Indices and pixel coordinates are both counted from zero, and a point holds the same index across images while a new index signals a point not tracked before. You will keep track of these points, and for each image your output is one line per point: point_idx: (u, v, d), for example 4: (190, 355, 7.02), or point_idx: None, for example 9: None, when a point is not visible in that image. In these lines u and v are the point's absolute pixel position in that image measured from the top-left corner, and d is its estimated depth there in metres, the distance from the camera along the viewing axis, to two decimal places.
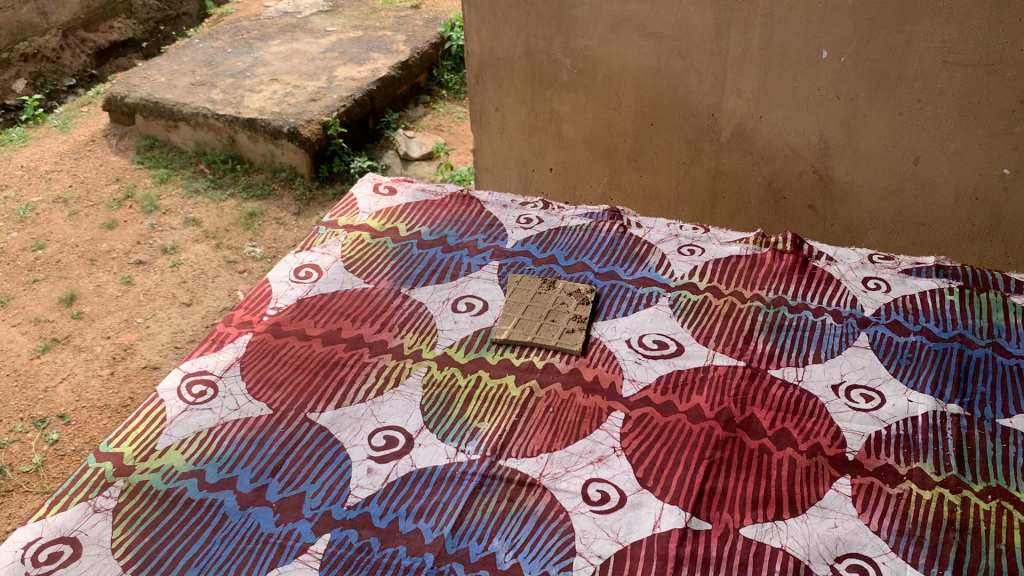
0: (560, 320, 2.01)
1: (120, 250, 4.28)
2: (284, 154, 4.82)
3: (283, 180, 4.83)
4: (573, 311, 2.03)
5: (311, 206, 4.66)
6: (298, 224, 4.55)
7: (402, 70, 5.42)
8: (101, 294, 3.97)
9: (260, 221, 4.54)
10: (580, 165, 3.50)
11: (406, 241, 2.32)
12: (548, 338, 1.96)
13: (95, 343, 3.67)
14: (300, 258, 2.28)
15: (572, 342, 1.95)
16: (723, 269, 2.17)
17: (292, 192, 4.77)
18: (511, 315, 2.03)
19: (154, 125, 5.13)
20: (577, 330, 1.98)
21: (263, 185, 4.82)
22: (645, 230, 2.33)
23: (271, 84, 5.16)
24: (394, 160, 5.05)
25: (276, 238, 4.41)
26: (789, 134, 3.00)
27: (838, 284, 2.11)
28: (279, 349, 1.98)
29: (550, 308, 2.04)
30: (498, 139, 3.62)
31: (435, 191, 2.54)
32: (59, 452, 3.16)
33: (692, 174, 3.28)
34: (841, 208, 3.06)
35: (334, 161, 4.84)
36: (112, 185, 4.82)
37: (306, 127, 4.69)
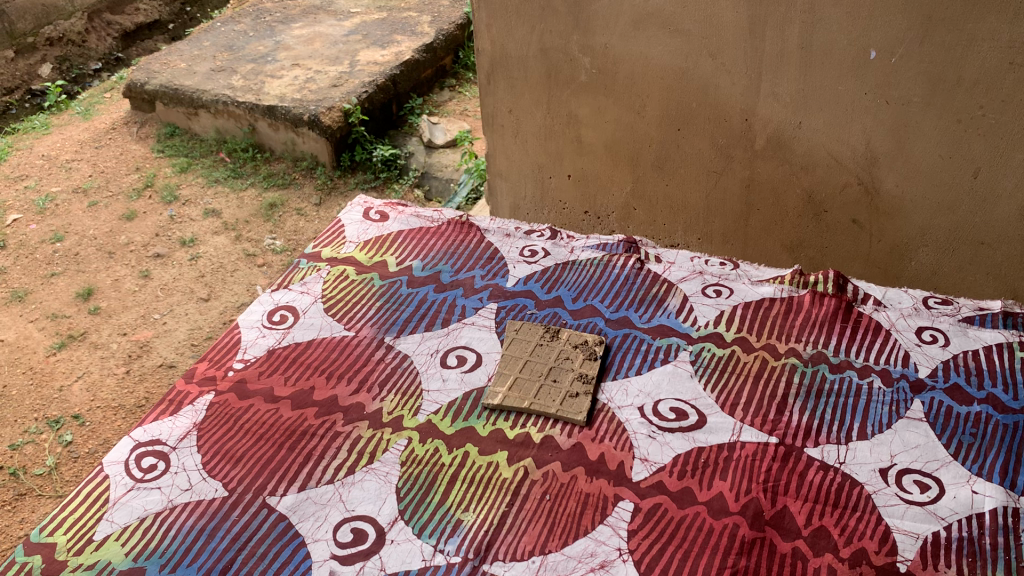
0: (563, 381, 1.74)
1: (138, 243, 4.08)
2: (305, 143, 4.58)
3: (304, 170, 4.60)
4: (578, 368, 1.77)
5: (333, 196, 4.43)
6: (320, 214, 4.32)
7: (426, 53, 5.11)
8: (118, 289, 3.78)
9: (280, 213, 4.31)
10: (601, 171, 3.21)
11: (395, 278, 2.07)
12: (547, 404, 1.69)
13: (111, 340, 3.49)
14: (275, 298, 2.03)
15: (576, 408, 1.68)
16: (755, 316, 1.89)
17: (313, 181, 4.54)
18: (507, 372, 1.77)
19: (175, 112, 4.90)
20: (583, 393, 1.71)
21: (284, 174, 4.59)
22: (665, 266, 2.05)
23: (292, 70, 4.91)
24: (418, 147, 4.70)
25: (297, 230, 4.18)
26: (831, 142, 2.69)
27: (888, 335, 1.82)
28: (242, 414, 1.74)
29: (552, 365, 1.78)
30: (512, 145, 3.34)
31: (430, 217, 2.28)
32: (73, 454, 3.02)
33: (723, 184, 2.98)
34: (889, 224, 2.75)
35: (357, 149, 4.59)
36: (132, 174, 4.61)
37: (327, 114, 4.45)
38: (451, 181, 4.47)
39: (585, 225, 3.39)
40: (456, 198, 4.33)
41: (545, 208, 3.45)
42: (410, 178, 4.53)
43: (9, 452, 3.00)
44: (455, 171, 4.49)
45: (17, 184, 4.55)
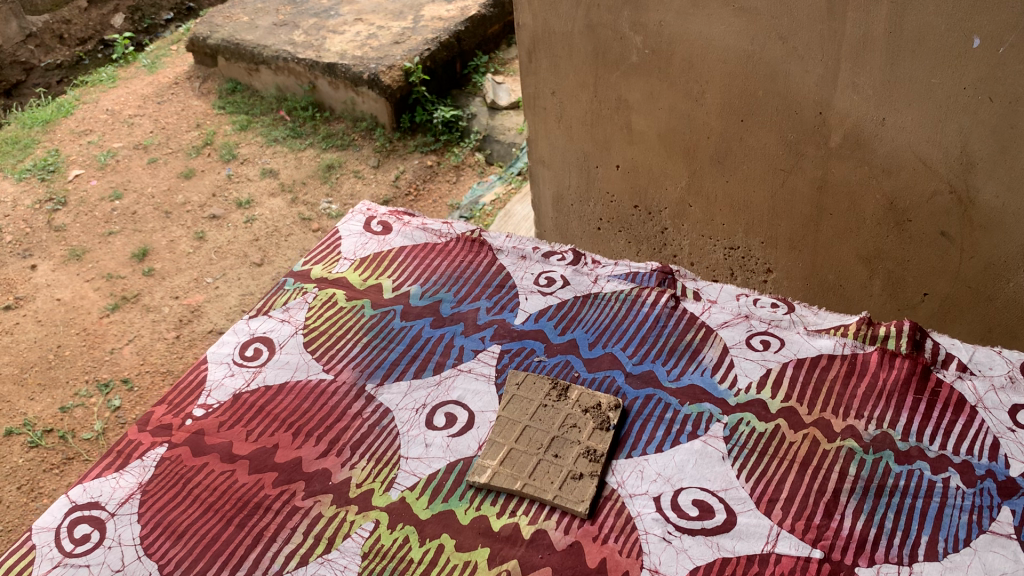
0: (566, 457, 1.45)
1: (195, 203, 3.88)
2: (364, 103, 4.24)
3: (363, 131, 4.26)
4: (584, 441, 1.47)
5: (392, 159, 4.12)
6: (377, 178, 4.03)
7: (496, 6, 4.62)
8: (173, 251, 3.61)
9: (337, 174, 4.03)
10: (651, 163, 2.78)
11: (389, 307, 1.80)
12: (544, 488, 1.41)
13: (163, 303, 3.32)
14: (251, 327, 1.79)
15: (577, 494, 1.39)
16: (808, 380, 1.56)
17: (372, 143, 4.21)
18: (501, 442, 1.49)
19: (236, 67, 4.62)
20: (587, 476, 1.42)
21: (343, 134, 4.27)
22: (704, 306, 1.73)
23: (354, 24, 4.53)
24: (481, 109, 4.30)
25: (353, 194, 3.90)
26: (920, 144, 2.21)
27: (973, 415, 1.47)
28: (193, 476, 1.51)
29: (554, 435, 1.49)
30: (556, 131, 2.93)
31: (438, 231, 2.00)
32: (121, 420, 2.88)
33: (791, 185, 2.52)
34: (984, 239, 2.28)
35: (417, 110, 4.22)
36: (192, 131, 4.39)
37: (387, 73, 4.08)
38: (513, 146, 4.10)
39: (635, 220, 2.97)
40: (518, 163, 4.00)
41: (591, 198, 3.04)
42: (472, 141, 4.19)
43: (60, 414, 2.90)
44: (518, 135, 4.11)
45: (80, 139, 4.35)
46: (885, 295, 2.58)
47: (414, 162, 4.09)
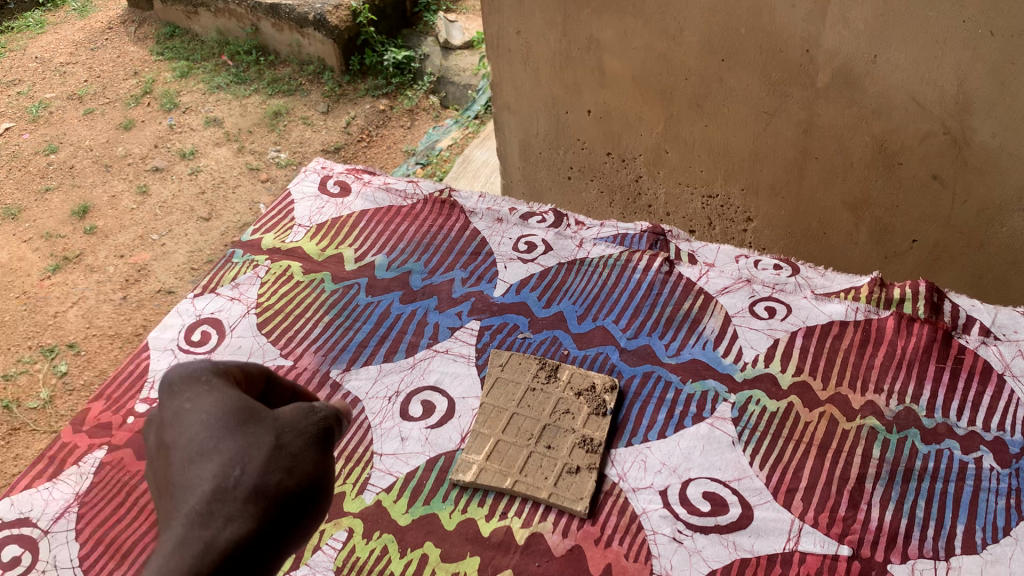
0: (560, 449, 1.30)
1: (137, 155, 3.59)
2: (311, 45, 3.97)
3: (311, 75, 4.01)
4: (580, 428, 1.32)
5: (342, 104, 3.87)
6: (328, 124, 3.78)
7: None
8: (116, 206, 3.33)
9: (286, 122, 3.77)
10: (625, 107, 2.40)
11: (353, 281, 1.62)
12: (537, 485, 1.26)
13: (107, 263, 3.07)
14: (198, 307, 1.60)
15: (575, 491, 1.25)
16: (820, 350, 1.42)
17: (320, 87, 3.96)
18: (487, 434, 1.33)
19: (173, 11, 4.29)
20: (585, 469, 1.27)
21: (289, 79, 4.00)
22: (701, 269, 1.58)
23: None
24: (434, 49, 4.04)
25: (303, 142, 3.66)
26: (915, 82, 1.89)
27: (1002, 385, 1.34)
28: (138, 485, 1.33)
29: (546, 423, 1.33)
30: (522, 74, 2.51)
31: (402, 191, 1.81)
32: (68, 386, 2.66)
33: (775, 128, 2.18)
34: (978, 182, 1.98)
35: (366, 52, 3.98)
36: (130, 79, 4.06)
37: (334, 13, 3.82)
38: (469, 88, 3.86)
39: (608, 168, 2.61)
40: (473, 106, 3.77)
41: (561, 146, 2.65)
42: (425, 83, 3.96)
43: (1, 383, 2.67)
44: (473, 76, 3.87)
45: (9, 90, 4.02)
46: (872, 243, 2.26)
47: (365, 107, 3.86)
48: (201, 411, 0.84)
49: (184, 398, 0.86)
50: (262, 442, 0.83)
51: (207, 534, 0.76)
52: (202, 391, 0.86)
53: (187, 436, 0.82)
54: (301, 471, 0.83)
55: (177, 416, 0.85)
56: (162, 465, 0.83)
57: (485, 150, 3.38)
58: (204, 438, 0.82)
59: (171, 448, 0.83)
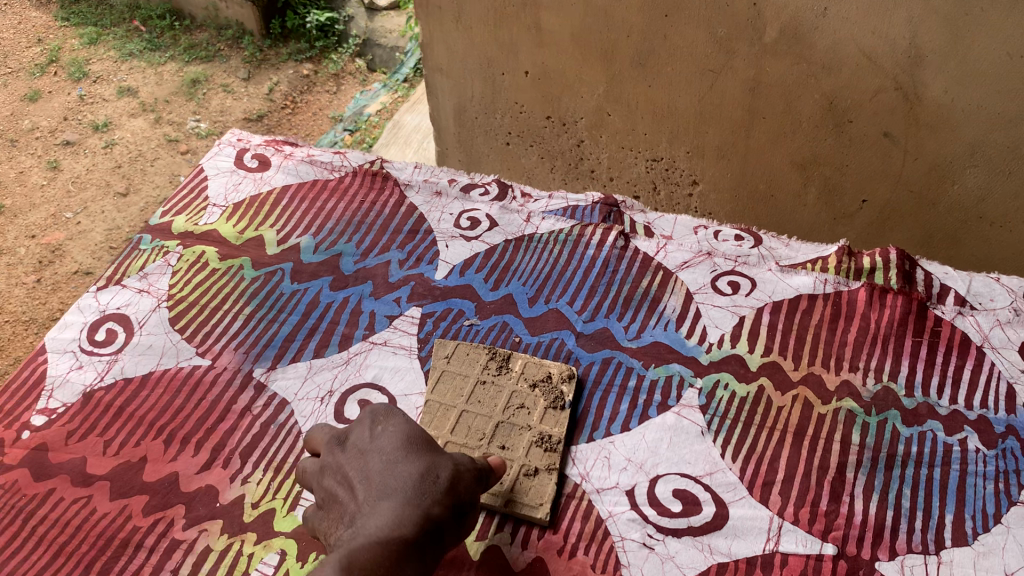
0: (516, 449, 1.17)
1: (44, 128, 3.32)
2: (229, 7, 3.74)
3: (229, 39, 3.77)
4: (536, 425, 1.20)
5: (263, 69, 3.65)
6: (250, 91, 3.55)
7: None
8: (23, 183, 3.07)
9: (204, 90, 3.53)
10: (563, 65, 2.17)
11: (276, 266, 1.46)
12: (491, 493, 1.13)
13: (17, 244, 2.83)
14: (101, 302, 1.42)
15: (534, 495, 1.13)
16: (790, 327, 1.32)
17: (239, 53, 3.71)
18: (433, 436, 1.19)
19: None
20: (543, 471, 1.15)
21: (207, 44, 3.74)
22: (659, 242, 1.47)
23: None
24: (358, 10, 3.81)
25: (224, 110, 3.44)
26: (864, 34, 1.71)
27: (982, 359, 1.26)
28: (37, 510, 1.16)
29: (499, 421, 1.20)
30: (454, 34, 2.26)
31: (328, 164, 1.65)
32: None
33: (721, 87, 1.98)
34: (929, 139, 1.82)
35: (288, 14, 3.77)
36: (33, 48, 3.71)
37: None
38: (397, 50, 3.69)
39: (548, 132, 2.38)
40: (403, 69, 3.60)
41: (497, 110, 2.41)
42: (350, 46, 3.74)
43: None
44: (401, 38, 3.70)
45: None
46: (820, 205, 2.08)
47: (288, 72, 3.64)
48: (400, 431, 1.04)
49: (381, 419, 1.06)
50: (448, 460, 1.03)
51: (416, 513, 0.94)
52: (398, 416, 1.07)
53: (390, 444, 1.02)
54: (470, 487, 1.03)
55: (379, 432, 1.05)
56: (362, 463, 1.02)
57: (417, 115, 3.19)
58: (407, 447, 1.02)
59: (374, 454, 1.02)
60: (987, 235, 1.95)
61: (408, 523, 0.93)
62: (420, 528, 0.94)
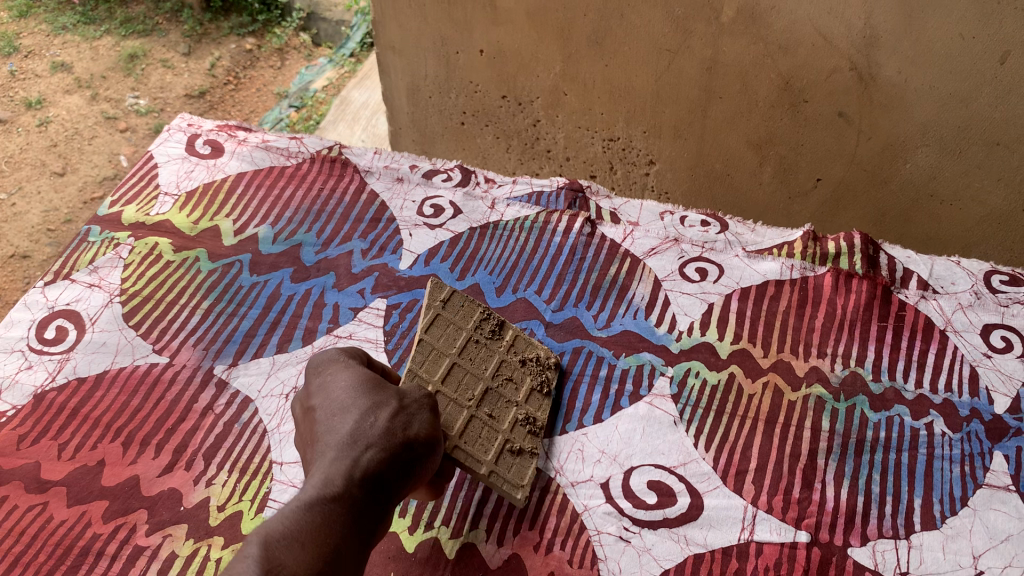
0: (501, 421, 1.16)
1: None
2: None
3: (168, 13, 3.61)
4: (522, 403, 1.19)
5: (204, 44, 3.53)
6: (191, 67, 3.43)
7: None
8: None
9: (142, 65, 3.39)
10: (520, 45, 2.13)
11: (233, 258, 1.42)
12: (477, 456, 1.11)
13: None
14: (50, 297, 1.36)
15: (516, 473, 1.12)
16: (758, 314, 1.32)
17: (179, 26, 3.58)
18: (424, 378, 1.16)
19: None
20: (528, 453, 1.14)
21: (144, 18, 3.58)
22: (625, 229, 1.46)
23: None
24: None
25: (163, 86, 3.32)
26: (821, 15, 1.71)
27: (946, 342, 1.28)
28: None
29: (488, 387, 1.19)
30: (407, 12, 2.21)
31: (283, 150, 1.60)
32: None
33: (678, 67, 1.96)
34: (885, 119, 1.82)
35: None
36: None
37: None
38: (342, 24, 3.60)
39: (503, 112, 2.34)
40: (349, 43, 3.48)
41: (451, 89, 2.36)
42: (295, 19, 3.64)
43: None
44: (346, 11, 3.61)
45: None
46: (776, 184, 2.08)
47: (230, 47, 3.54)
48: (338, 379, 1.05)
49: (322, 370, 1.08)
50: (389, 399, 1.04)
51: (349, 458, 0.96)
52: (337, 364, 1.08)
53: (329, 397, 1.04)
54: (420, 423, 1.04)
55: (320, 384, 1.06)
56: (307, 419, 1.04)
57: (365, 91, 3.12)
58: (346, 393, 1.03)
59: (317, 408, 1.04)
60: (937, 213, 1.95)
61: (341, 469, 0.94)
62: (355, 472, 0.95)
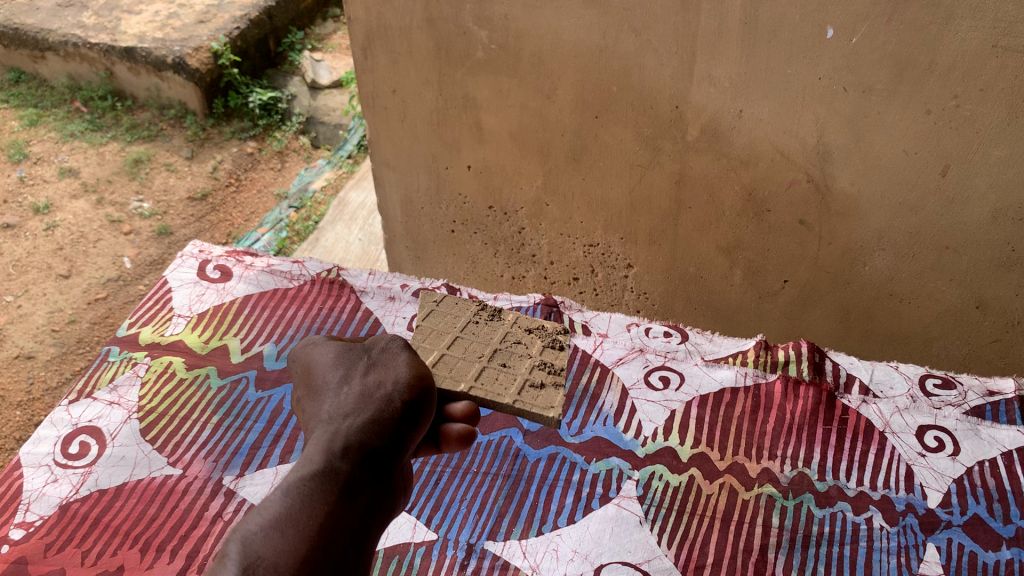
0: (516, 368, 1.39)
1: None
2: (171, 88, 3.81)
3: (172, 119, 3.84)
4: (535, 355, 1.42)
5: (207, 148, 3.74)
6: (193, 170, 3.64)
7: None
8: None
9: (147, 169, 3.59)
10: (506, 161, 2.30)
11: (240, 375, 1.57)
12: (498, 393, 1.33)
13: None
14: (73, 415, 1.50)
15: (544, 401, 1.34)
16: (716, 420, 1.46)
17: (182, 132, 3.79)
18: (429, 348, 1.39)
19: (17, 54, 3.97)
20: (549, 384, 1.37)
21: (149, 124, 3.80)
22: (596, 341, 1.62)
23: (152, 4, 4.06)
24: (301, 89, 4.01)
25: (166, 189, 3.51)
26: (777, 134, 1.89)
27: (885, 443, 1.41)
28: None
29: (498, 348, 1.42)
30: (400, 132, 2.39)
31: (287, 273, 1.77)
32: None
33: (649, 181, 2.13)
34: (842, 226, 1.97)
35: (230, 94, 3.88)
36: None
37: (194, 56, 3.70)
38: (339, 128, 3.84)
39: (490, 221, 2.49)
40: (346, 146, 3.73)
41: (441, 201, 2.51)
42: (294, 124, 3.88)
43: None
44: (343, 117, 3.85)
45: None
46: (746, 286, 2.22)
47: (232, 150, 3.76)
48: (314, 365, 1.25)
49: (303, 361, 1.28)
50: (359, 367, 1.22)
51: (330, 431, 1.12)
52: (312, 349, 1.27)
53: (311, 384, 1.23)
54: (397, 373, 1.20)
55: (302, 374, 1.26)
56: (301, 407, 1.23)
57: (361, 192, 3.35)
58: (323, 375, 1.22)
59: (305, 396, 1.23)
60: (898, 311, 2.08)
61: (323, 443, 1.11)
62: (336, 439, 1.11)
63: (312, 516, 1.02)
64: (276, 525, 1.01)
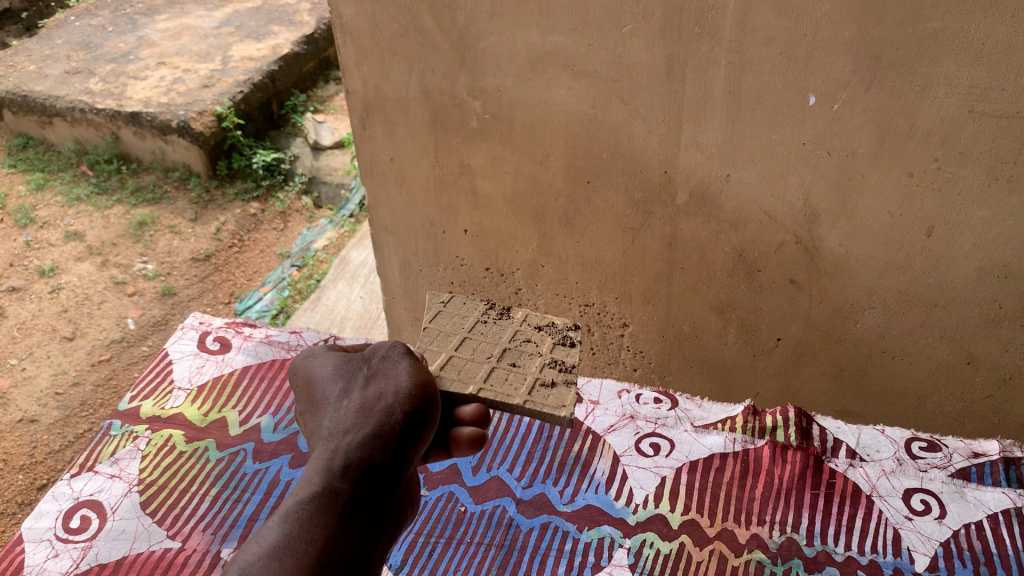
0: (526, 368, 1.40)
1: None
2: (176, 151, 3.88)
3: (176, 181, 3.91)
4: (545, 355, 1.44)
5: (210, 209, 3.80)
6: (197, 231, 3.69)
7: (308, 43, 4.43)
8: None
9: (151, 231, 3.65)
10: (500, 225, 2.32)
11: (239, 446, 1.60)
12: (508, 394, 1.34)
13: None
14: (75, 489, 1.52)
15: (554, 400, 1.34)
16: (705, 486, 1.49)
17: (186, 194, 3.86)
18: (439, 350, 1.41)
19: (25, 120, 4.07)
20: (559, 382, 1.38)
21: (154, 186, 3.88)
22: (589, 409, 1.66)
23: (157, 69, 4.15)
24: (304, 149, 4.10)
25: (170, 251, 3.56)
26: (765, 198, 1.91)
27: (872, 507, 1.44)
28: None
29: (507, 349, 1.43)
30: (397, 197, 2.38)
31: (285, 343, 1.82)
32: None
33: (642, 243, 2.15)
34: (832, 285, 2.00)
35: (234, 155, 3.95)
36: None
37: (198, 119, 3.78)
38: (341, 187, 3.90)
39: (487, 282, 2.50)
40: (348, 206, 3.79)
41: (438, 263, 2.51)
42: (297, 184, 3.96)
43: None
44: (345, 176, 3.92)
45: None
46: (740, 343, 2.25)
47: (235, 211, 3.82)
48: (314, 376, 1.22)
49: (304, 372, 1.25)
50: (359, 378, 1.18)
51: (329, 450, 1.11)
52: (313, 360, 1.25)
53: (311, 396, 1.21)
54: (398, 381, 1.15)
55: (304, 385, 1.24)
56: (305, 421, 1.22)
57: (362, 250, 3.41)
58: (323, 389, 1.20)
59: (307, 409, 1.21)
60: (890, 366, 2.11)
61: (322, 463, 1.10)
62: (334, 458, 1.09)
63: (309, 545, 1.03)
64: (274, 554, 1.02)
